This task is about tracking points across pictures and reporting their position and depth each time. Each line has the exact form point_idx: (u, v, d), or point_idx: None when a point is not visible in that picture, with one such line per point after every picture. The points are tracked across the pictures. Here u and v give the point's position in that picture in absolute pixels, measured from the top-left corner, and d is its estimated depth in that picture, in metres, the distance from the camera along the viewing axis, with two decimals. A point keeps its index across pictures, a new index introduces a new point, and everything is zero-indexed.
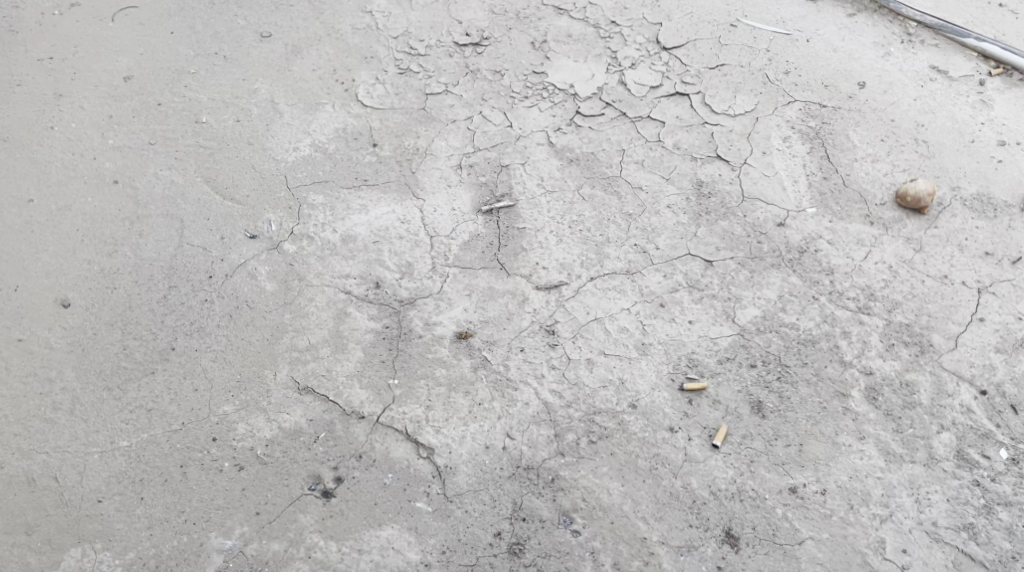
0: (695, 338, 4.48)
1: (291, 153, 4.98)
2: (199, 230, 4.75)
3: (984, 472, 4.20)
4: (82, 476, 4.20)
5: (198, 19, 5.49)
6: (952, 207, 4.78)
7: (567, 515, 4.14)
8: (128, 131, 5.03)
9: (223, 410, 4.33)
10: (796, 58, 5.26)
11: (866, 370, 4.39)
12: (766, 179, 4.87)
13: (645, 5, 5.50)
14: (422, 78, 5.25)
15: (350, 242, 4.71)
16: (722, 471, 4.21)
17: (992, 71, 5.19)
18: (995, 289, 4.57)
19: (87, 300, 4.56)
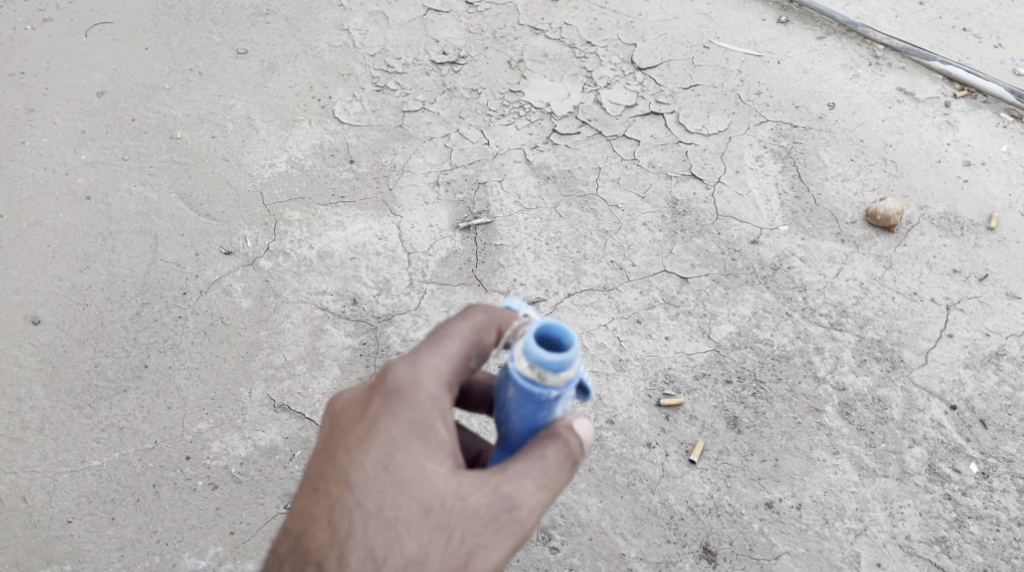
0: (671, 353, 4.51)
1: (267, 169, 4.97)
2: (172, 246, 4.71)
3: (956, 485, 4.24)
4: (50, 496, 4.13)
5: (173, 35, 5.47)
6: (920, 225, 4.84)
7: (545, 531, 4.14)
8: (99, 147, 4.99)
9: (197, 428, 4.28)
10: (767, 80, 5.30)
11: (839, 385, 4.44)
12: (739, 198, 4.92)
13: (619, 26, 5.53)
14: (399, 95, 5.25)
15: (327, 259, 4.69)
16: (699, 486, 4.23)
17: (957, 93, 5.26)
18: (962, 305, 4.63)
19: (57, 317, 4.50)
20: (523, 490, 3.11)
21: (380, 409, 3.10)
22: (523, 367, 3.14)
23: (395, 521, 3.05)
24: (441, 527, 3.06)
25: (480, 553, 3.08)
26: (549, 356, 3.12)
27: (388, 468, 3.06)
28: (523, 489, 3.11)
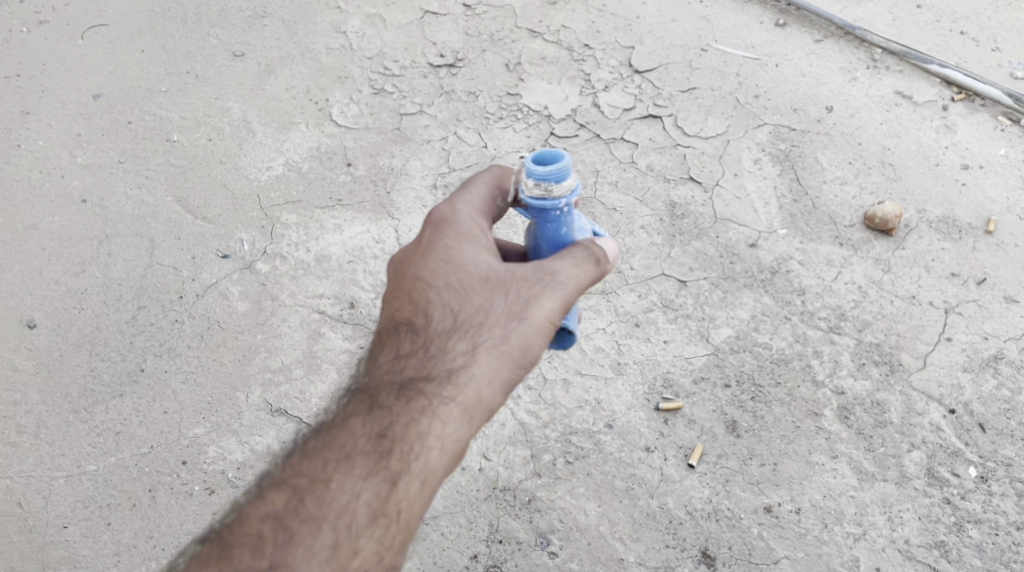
0: (670, 357, 4.51)
1: (264, 172, 4.95)
2: (169, 250, 4.69)
3: (954, 489, 4.22)
4: (46, 501, 4.10)
5: (170, 38, 5.44)
6: (918, 229, 4.79)
7: (544, 536, 4.16)
8: (95, 150, 4.98)
9: (193, 433, 4.25)
10: (765, 83, 5.25)
11: (838, 389, 4.42)
12: (738, 201, 4.90)
13: (617, 28, 5.48)
14: (396, 98, 5.23)
15: (324, 262, 4.67)
16: (698, 490, 4.23)
17: (955, 96, 5.17)
18: (961, 309, 4.59)
19: (53, 321, 4.48)
20: (563, 266, 3.18)
21: (435, 230, 3.24)
22: (530, 189, 3.23)
23: (458, 299, 3.16)
24: (499, 294, 3.15)
25: (533, 306, 3.13)
26: (548, 170, 3.21)
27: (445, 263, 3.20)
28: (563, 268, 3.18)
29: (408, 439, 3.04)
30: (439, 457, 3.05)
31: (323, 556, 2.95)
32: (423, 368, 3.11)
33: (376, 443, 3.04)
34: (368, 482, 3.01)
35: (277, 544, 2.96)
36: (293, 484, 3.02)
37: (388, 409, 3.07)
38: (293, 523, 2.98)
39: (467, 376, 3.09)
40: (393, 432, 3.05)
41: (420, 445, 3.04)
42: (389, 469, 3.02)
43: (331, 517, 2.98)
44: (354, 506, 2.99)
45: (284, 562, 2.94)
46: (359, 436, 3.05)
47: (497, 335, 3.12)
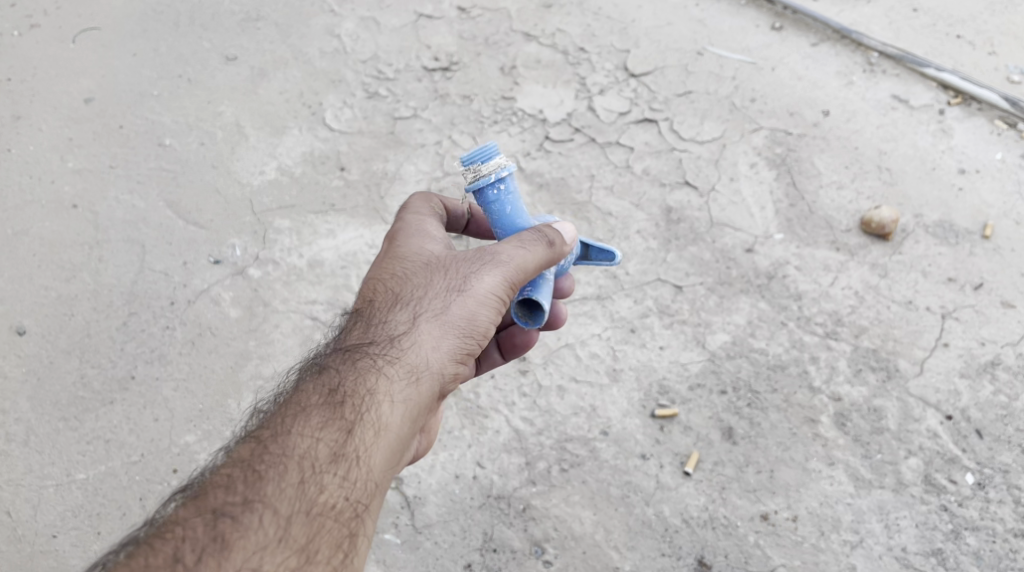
0: (666, 363, 4.47)
1: (257, 177, 4.91)
2: (160, 255, 4.66)
3: (951, 497, 4.19)
4: (35, 510, 4.11)
5: (162, 41, 5.38)
6: (915, 233, 4.76)
7: (538, 544, 4.14)
8: (86, 154, 4.94)
9: (184, 441, 4.24)
10: (761, 87, 5.21)
11: (835, 395, 4.39)
12: (734, 206, 4.87)
13: (612, 31, 5.43)
14: (390, 102, 5.18)
15: (317, 268, 4.63)
16: (694, 498, 4.21)
17: (952, 100, 5.13)
18: (958, 314, 4.55)
19: (43, 327, 4.46)
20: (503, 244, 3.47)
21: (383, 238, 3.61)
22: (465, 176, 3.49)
23: (402, 282, 3.48)
24: (440, 272, 3.48)
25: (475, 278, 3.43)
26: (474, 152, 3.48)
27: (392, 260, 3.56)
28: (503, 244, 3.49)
29: (362, 391, 3.26)
30: (394, 409, 3.27)
31: (289, 493, 3.06)
32: (374, 337, 3.39)
33: (333, 395, 3.24)
34: (328, 428, 3.18)
35: (247, 483, 3.06)
36: (257, 437, 3.17)
37: (343, 368, 3.31)
38: (261, 466, 3.09)
39: (414, 341, 3.38)
40: (348, 386, 3.27)
41: (375, 397, 3.26)
42: (346, 417, 3.21)
43: (295, 457, 3.11)
44: (316, 450, 3.14)
45: (258, 498, 3.04)
46: (316, 391, 3.25)
47: (441, 306, 3.42)
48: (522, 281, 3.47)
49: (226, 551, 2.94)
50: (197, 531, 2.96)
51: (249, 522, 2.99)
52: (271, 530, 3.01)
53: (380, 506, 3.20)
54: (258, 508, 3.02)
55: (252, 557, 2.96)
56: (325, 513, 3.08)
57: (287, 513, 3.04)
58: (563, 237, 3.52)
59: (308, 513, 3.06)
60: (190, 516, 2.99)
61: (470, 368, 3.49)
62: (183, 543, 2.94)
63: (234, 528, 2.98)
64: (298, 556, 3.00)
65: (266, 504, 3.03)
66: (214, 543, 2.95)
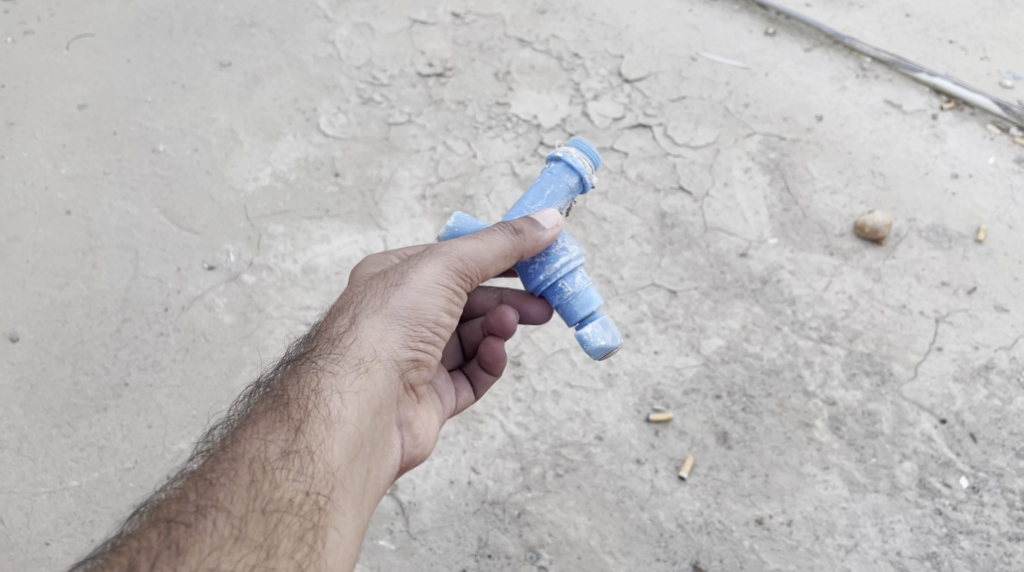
0: (661, 368, 4.48)
1: (251, 183, 4.91)
2: (154, 261, 4.66)
3: (946, 500, 4.19)
4: (29, 517, 4.12)
5: (156, 47, 5.37)
6: (909, 238, 4.77)
7: (533, 550, 4.14)
8: (79, 160, 4.93)
9: (178, 447, 4.24)
10: (755, 92, 5.22)
11: (829, 400, 4.39)
12: (728, 211, 4.87)
13: (606, 37, 5.43)
14: (384, 108, 5.18)
15: (312, 274, 4.63)
16: (689, 503, 4.21)
17: (944, 105, 5.14)
18: (952, 318, 4.56)
19: (36, 334, 4.46)
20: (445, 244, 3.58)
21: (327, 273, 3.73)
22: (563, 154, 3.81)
23: (347, 297, 3.58)
24: (377, 276, 3.59)
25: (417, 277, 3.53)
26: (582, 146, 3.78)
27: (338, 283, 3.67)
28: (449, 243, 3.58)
29: (308, 391, 3.35)
30: (343, 403, 3.34)
31: (243, 494, 3.13)
32: (318, 345, 3.48)
33: (279, 401, 3.33)
34: (276, 430, 3.25)
35: (199, 491, 3.12)
36: (210, 452, 3.25)
37: (290, 376, 3.40)
38: (211, 474, 3.16)
39: (357, 339, 3.46)
40: (293, 390, 3.35)
41: (321, 394, 3.34)
42: (294, 417, 3.29)
43: (246, 460, 3.19)
44: (265, 450, 3.21)
45: (212, 502, 3.10)
46: (263, 401, 3.34)
47: (381, 301, 3.51)
48: (467, 270, 3.56)
49: (183, 555, 3.00)
50: (152, 541, 3.02)
51: (204, 526, 3.06)
52: (227, 530, 3.07)
53: (342, 495, 3.25)
54: (212, 512, 3.08)
55: (210, 557, 3.02)
56: (282, 508, 3.14)
57: (240, 512, 3.10)
58: (534, 225, 3.56)
59: (264, 510, 3.12)
60: (145, 529, 3.05)
61: (427, 358, 3.55)
62: (138, 554, 2.99)
63: (189, 534, 3.04)
64: (256, 552, 3.06)
65: (219, 508, 3.09)
66: (169, 550, 3.00)
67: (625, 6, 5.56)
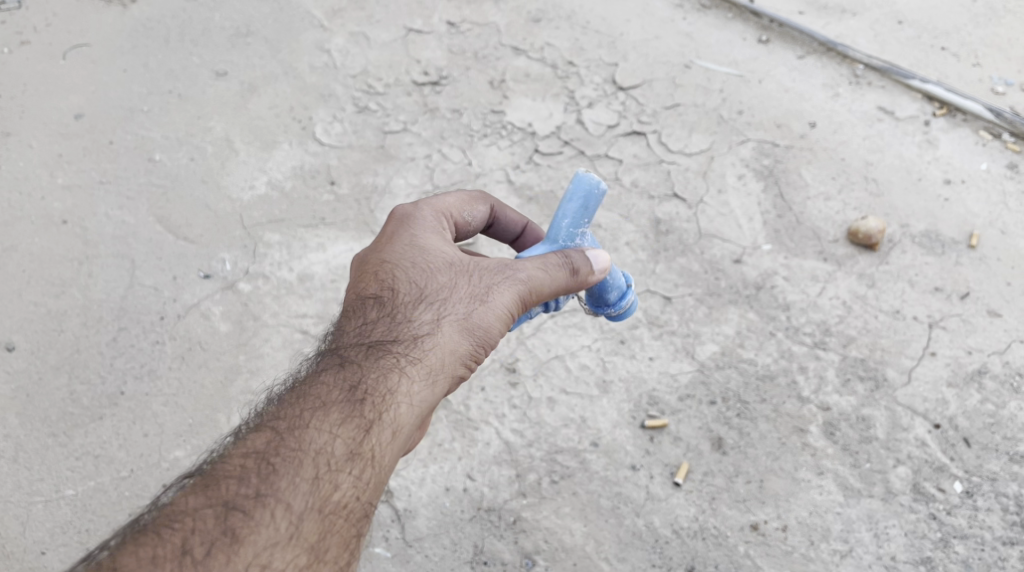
0: (656, 374, 4.49)
1: (247, 191, 4.92)
2: (149, 270, 4.66)
3: (940, 505, 4.21)
4: (24, 527, 4.12)
5: (152, 57, 5.38)
6: (902, 244, 4.79)
7: (529, 557, 4.16)
8: (75, 170, 4.94)
9: (174, 456, 4.25)
10: (748, 99, 5.24)
11: (823, 405, 4.41)
12: (722, 217, 4.89)
13: (601, 45, 5.45)
14: (380, 116, 5.19)
15: (307, 282, 4.64)
16: (684, 509, 4.23)
17: (937, 111, 5.16)
18: (945, 323, 4.58)
19: (32, 343, 4.46)
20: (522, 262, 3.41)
21: (395, 222, 3.52)
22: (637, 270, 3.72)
23: (424, 276, 3.40)
24: (459, 267, 3.41)
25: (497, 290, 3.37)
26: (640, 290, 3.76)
27: (412, 241, 3.47)
28: (525, 268, 3.41)
29: (380, 388, 3.24)
30: (411, 409, 3.25)
31: (304, 489, 3.08)
32: (392, 329, 3.34)
33: (351, 391, 3.22)
34: (346, 427, 3.17)
35: (262, 476, 3.07)
36: (273, 427, 3.16)
37: (363, 362, 3.27)
38: (276, 458, 3.10)
39: (433, 336, 3.33)
40: (365, 383, 3.24)
41: (392, 396, 3.24)
42: (365, 416, 3.19)
43: (312, 454, 3.12)
44: (332, 447, 3.14)
45: (271, 493, 3.06)
46: (335, 385, 3.23)
47: (459, 302, 3.37)
48: (539, 296, 3.42)
49: (237, 545, 2.99)
50: (208, 523, 3.00)
51: (262, 517, 3.03)
52: (284, 526, 3.04)
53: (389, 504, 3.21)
54: (270, 504, 3.04)
55: (264, 553, 3.00)
56: (338, 513, 3.09)
57: (298, 510, 3.06)
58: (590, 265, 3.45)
59: (321, 511, 3.08)
60: (203, 507, 3.03)
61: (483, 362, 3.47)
62: (193, 534, 2.99)
63: (247, 523, 3.01)
64: (307, 553, 3.04)
65: (280, 500, 3.05)
66: (224, 537, 2.99)
67: (619, 13, 5.57)
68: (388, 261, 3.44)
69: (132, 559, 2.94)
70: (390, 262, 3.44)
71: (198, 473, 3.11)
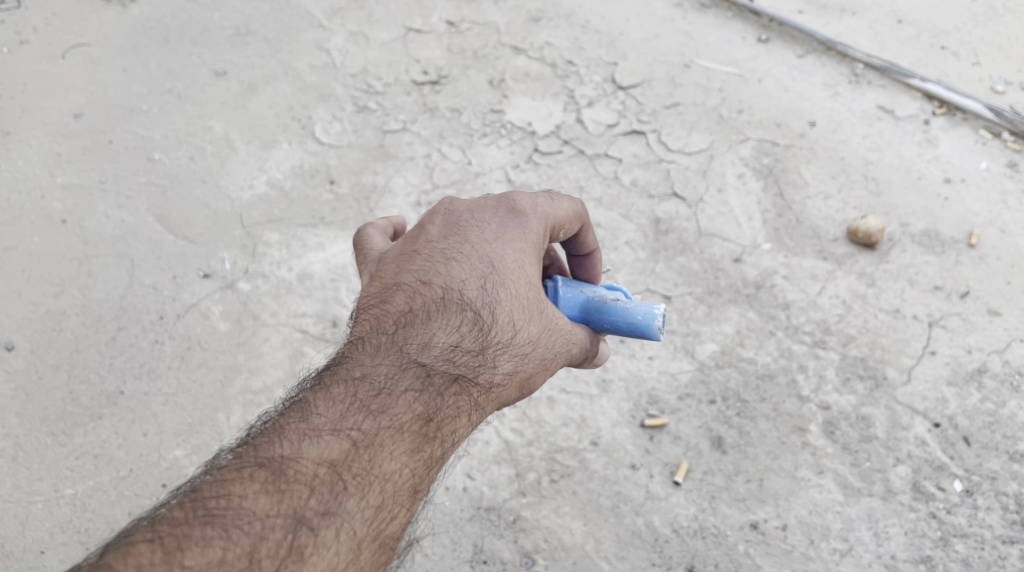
0: (655, 373, 4.49)
1: (246, 191, 4.92)
2: (149, 269, 4.66)
3: (940, 504, 4.21)
4: (24, 526, 4.12)
5: (151, 56, 5.37)
6: (901, 243, 4.79)
7: (529, 556, 4.16)
8: (74, 170, 4.94)
9: (174, 455, 4.25)
10: (748, 98, 5.24)
11: (823, 404, 4.41)
12: (722, 216, 4.89)
13: (600, 45, 5.44)
14: (379, 116, 5.19)
15: (306, 281, 4.64)
16: (683, 507, 4.23)
17: (936, 110, 5.16)
18: (945, 322, 4.58)
19: (32, 343, 4.46)
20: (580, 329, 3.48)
21: (499, 227, 3.42)
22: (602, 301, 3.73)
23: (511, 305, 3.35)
24: (539, 310, 3.38)
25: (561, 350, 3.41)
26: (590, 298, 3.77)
27: (516, 262, 3.38)
28: (579, 336, 3.48)
29: (452, 423, 3.17)
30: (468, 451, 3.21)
31: (368, 515, 2.99)
32: (471, 358, 3.27)
33: (429, 421, 3.14)
34: (417, 458, 3.09)
35: (332, 493, 2.97)
36: (352, 436, 3.05)
37: (444, 390, 3.19)
38: (350, 479, 3.00)
39: (503, 382, 3.30)
40: (442, 414, 3.16)
41: (459, 434, 3.18)
42: (435, 451, 3.12)
43: (382, 482, 3.03)
44: (400, 477, 3.06)
45: (338, 512, 2.96)
46: (415, 410, 3.13)
47: (530, 349, 3.35)
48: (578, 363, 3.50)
49: (297, 562, 2.89)
50: (276, 533, 2.90)
51: (326, 537, 2.93)
52: (345, 551, 2.94)
53: None
54: (336, 523, 2.95)
55: None
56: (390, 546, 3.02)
57: (359, 536, 2.97)
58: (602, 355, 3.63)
59: (379, 540, 2.99)
60: (274, 512, 2.92)
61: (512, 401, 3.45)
62: (261, 541, 2.88)
63: (312, 540, 2.92)
64: None
65: (344, 521, 2.96)
66: (290, 552, 2.89)
67: (619, 13, 5.57)
68: (486, 274, 3.36)
69: (197, 555, 2.83)
70: (488, 277, 3.36)
71: (268, 465, 2.97)
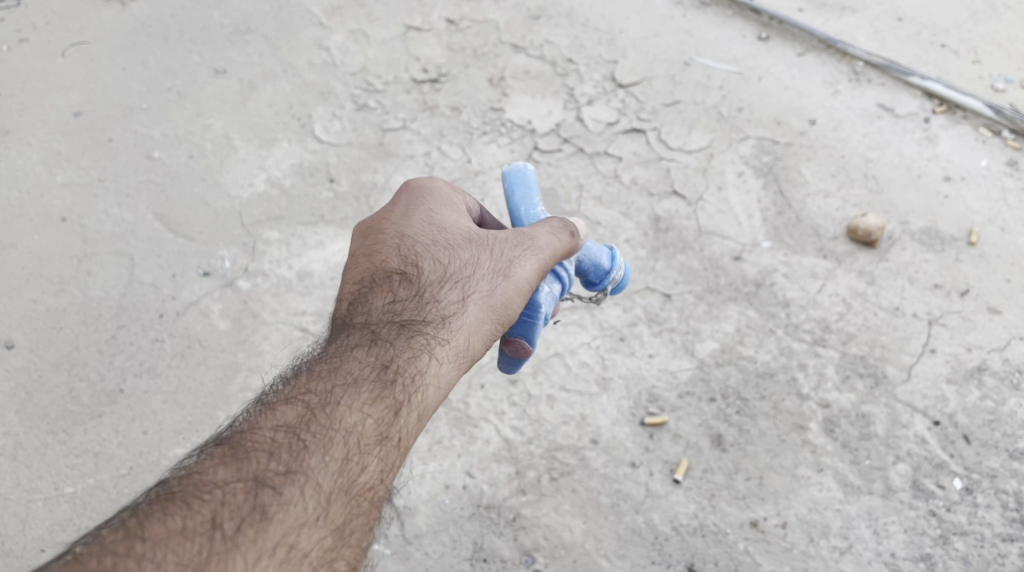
0: (655, 372, 4.49)
1: (246, 189, 4.91)
2: (149, 268, 4.66)
3: (940, 502, 4.21)
4: (24, 524, 4.12)
5: (150, 55, 5.37)
6: (901, 241, 4.78)
7: (528, 554, 4.16)
8: (74, 168, 4.94)
9: (174, 453, 4.25)
10: (748, 96, 5.23)
11: (823, 402, 4.41)
12: (722, 214, 4.89)
13: (600, 43, 5.44)
14: (379, 114, 5.19)
15: (306, 279, 4.64)
16: (683, 505, 4.23)
17: (936, 108, 5.16)
18: (944, 320, 4.58)
19: (32, 341, 4.46)
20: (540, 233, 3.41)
21: (409, 196, 3.46)
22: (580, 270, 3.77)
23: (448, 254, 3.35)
24: (482, 247, 3.36)
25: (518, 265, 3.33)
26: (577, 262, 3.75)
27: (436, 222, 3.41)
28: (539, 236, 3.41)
29: (410, 365, 3.14)
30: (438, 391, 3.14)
31: (332, 468, 2.96)
32: (419, 309, 3.25)
33: (382, 370, 3.11)
34: (375, 404, 3.06)
35: (292, 452, 2.95)
36: (305, 401, 3.04)
37: (394, 343, 3.17)
38: (306, 435, 2.98)
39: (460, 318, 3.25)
40: (393, 362, 3.13)
41: (420, 376, 3.13)
42: (396, 396, 3.08)
43: (342, 431, 3.00)
44: (362, 426, 3.02)
45: (301, 470, 2.94)
46: (364, 364, 3.12)
47: (485, 283, 3.30)
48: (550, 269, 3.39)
49: (266, 523, 2.87)
50: (238, 498, 2.88)
51: (293, 494, 2.91)
52: (313, 505, 2.92)
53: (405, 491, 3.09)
54: (301, 481, 2.93)
55: (291, 533, 2.88)
56: (363, 494, 2.97)
57: (328, 490, 2.94)
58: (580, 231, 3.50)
59: (349, 491, 2.96)
60: (233, 479, 2.90)
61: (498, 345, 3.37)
62: (222, 507, 2.86)
63: (277, 500, 2.89)
64: (333, 535, 2.92)
65: (309, 477, 2.94)
66: (254, 513, 2.87)
67: (618, 10, 5.56)
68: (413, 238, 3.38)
69: (157, 527, 2.81)
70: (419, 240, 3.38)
71: (225, 444, 2.97)
